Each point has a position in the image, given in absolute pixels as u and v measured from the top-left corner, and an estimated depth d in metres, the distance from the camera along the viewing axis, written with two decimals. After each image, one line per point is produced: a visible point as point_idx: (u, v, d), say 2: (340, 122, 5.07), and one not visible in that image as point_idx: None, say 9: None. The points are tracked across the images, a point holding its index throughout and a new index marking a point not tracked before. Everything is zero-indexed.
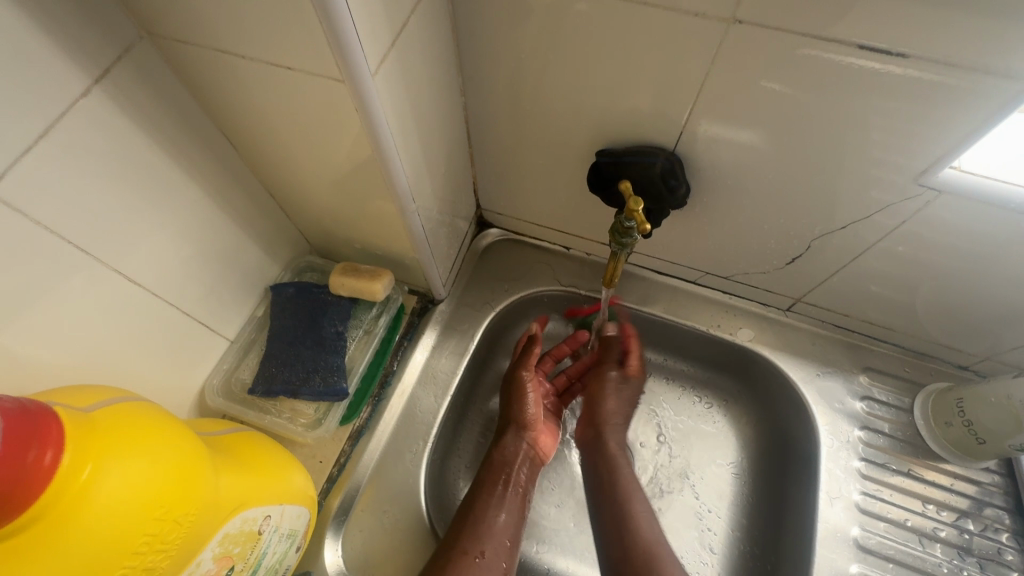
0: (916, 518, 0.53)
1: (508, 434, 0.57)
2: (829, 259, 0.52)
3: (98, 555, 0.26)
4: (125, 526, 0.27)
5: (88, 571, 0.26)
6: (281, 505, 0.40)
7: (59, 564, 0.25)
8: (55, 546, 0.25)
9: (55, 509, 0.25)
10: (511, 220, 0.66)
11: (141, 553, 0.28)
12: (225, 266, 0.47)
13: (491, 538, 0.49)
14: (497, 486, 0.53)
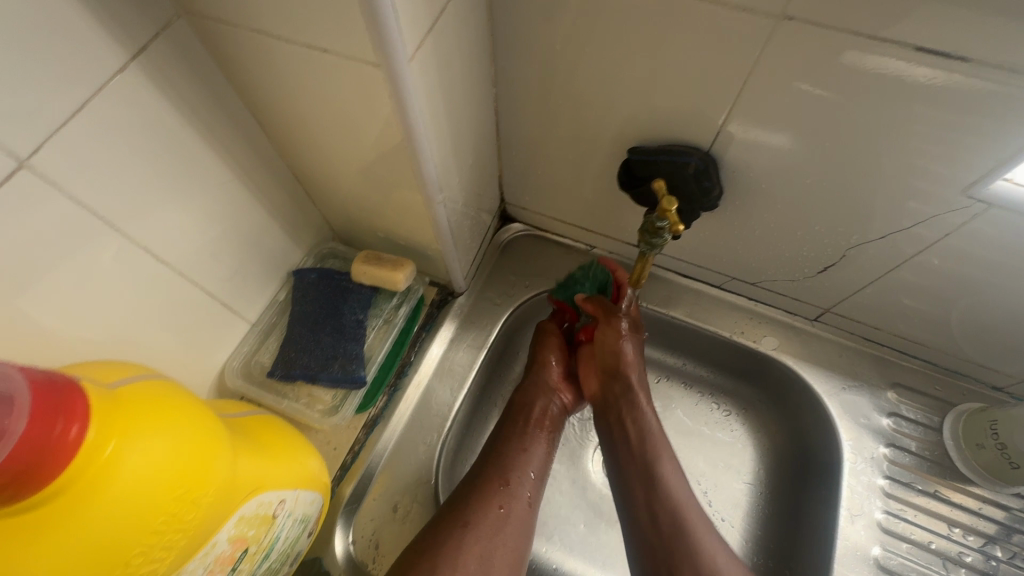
0: (940, 541, 0.51)
1: (535, 377, 0.58)
2: (863, 269, 0.50)
3: (119, 532, 0.26)
4: (147, 504, 0.27)
5: (109, 546, 0.26)
6: (296, 490, 0.40)
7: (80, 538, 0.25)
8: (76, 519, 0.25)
9: (77, 484, 0.24)
10: (535, 215, 0.65)
11: (161, 532, 0.28)
12: (249, 249, 0.47)
13: (518, 470, 0.51)
14: (525, 421, 0.55)
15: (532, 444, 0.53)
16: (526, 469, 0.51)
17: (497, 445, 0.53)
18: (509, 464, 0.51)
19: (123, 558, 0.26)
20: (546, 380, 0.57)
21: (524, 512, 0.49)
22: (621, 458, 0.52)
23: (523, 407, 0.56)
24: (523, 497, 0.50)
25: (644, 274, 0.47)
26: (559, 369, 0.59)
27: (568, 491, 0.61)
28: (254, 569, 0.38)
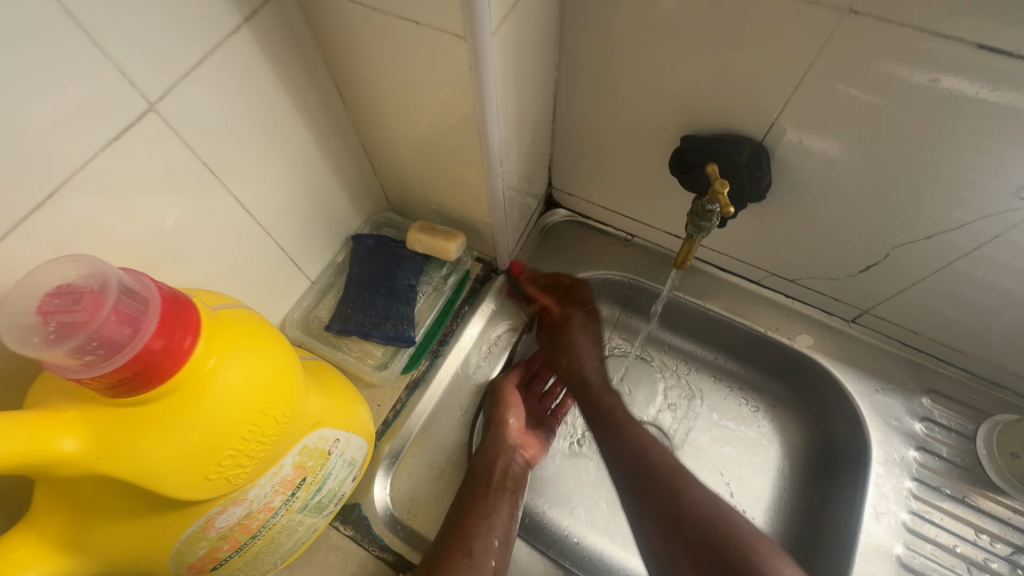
0: (965, 546, 0.51)
1: (493, 439, 0.56)
2: (905, 272, 0.50)
3: (215, 436, 0.29)
4: (238, 415, 0.29)
5: (205, 448, 0.28)
6: (348, 432, 0.43)
7: (183, 436, 0.27)
8: (182, 419, 0.27)
9: (185, 387, 0.27)
10: (580, 201, 0.67)
11: (246, 442, 0.30)
12: (317, 210, 0.50)
13: (481, 538, 0.48)
14: (489, 484, 0.52)
15: (494, 510, 0.51)
16: (492, 533, 0.49)
17: (457, 509, 0.50)
18: (468, 533, 0.48)
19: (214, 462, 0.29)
20: (506, 437, 0.56)
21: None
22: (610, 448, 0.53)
23: (484, 467, 0.53)
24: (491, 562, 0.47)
25: (690, 256, 0.48)
26: (518, 426, 0.57)
27: (577, 469, 0.63)
28: (308, 500, 0.41)
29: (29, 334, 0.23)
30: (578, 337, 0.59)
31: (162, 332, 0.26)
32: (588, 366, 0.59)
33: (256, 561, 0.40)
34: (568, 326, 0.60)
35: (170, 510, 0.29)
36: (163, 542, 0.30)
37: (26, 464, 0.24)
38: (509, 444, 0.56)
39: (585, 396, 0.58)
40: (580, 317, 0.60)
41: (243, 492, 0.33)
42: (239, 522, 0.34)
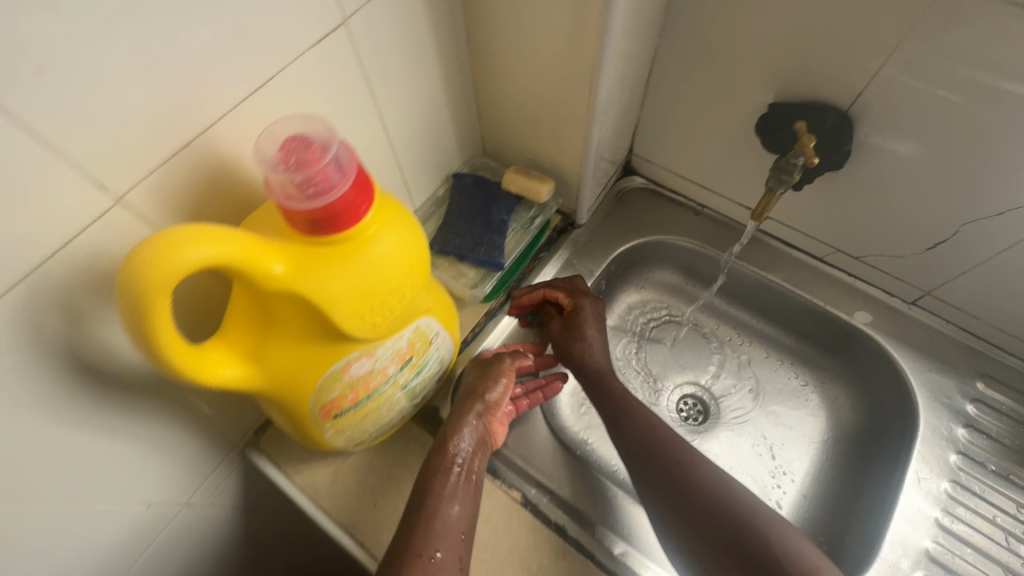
0: (1003, 518, 0.53)
1: (449, 431, 0.50)
2: (972, 252, 0.53)
3: (367, 286, 0.35)
4: (385, 273, 0.36)
5: (360, 294, 0.35)
6: (445, 330, 0.49)
7: (347, 279, 0.34)
8: (349, 264, 0.34)
9: (353, 240, 0.34)
10: (657, 169, 0.72)
11: (384, 299, 0.37)
12: (431, 143, 0.57)
13: (440, 535, 0.43)
14: (450, 474, 0.48)
15: (456, 500, 0.46)
16: (452, 527, 0.44)
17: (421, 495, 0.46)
18: (423, 531, 0.43)
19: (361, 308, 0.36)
20: (465, 427, 0.51)
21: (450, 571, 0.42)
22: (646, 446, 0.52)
23: (442, 457, 0.48)
24: (455, 557, 0.43)
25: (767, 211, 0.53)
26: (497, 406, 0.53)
27: None
28: (409, 381, 0.48)
29: (276, 163, 0.31)
30: (588, 323, 0.59)
31: (350, 191, 0.32)
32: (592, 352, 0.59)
33: (362, 423, 0.47)
34: (579, 315, 0.59)
35: (326, 341, 0.36)
36: (314, 370, 0.37)
37: (245, 273, 0.31)
38: (470, 435, 0.50)
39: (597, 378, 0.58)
40: (591, 305, 0.60)
41: (373, 346, 0.39)
42: (364, 376, 0.41)
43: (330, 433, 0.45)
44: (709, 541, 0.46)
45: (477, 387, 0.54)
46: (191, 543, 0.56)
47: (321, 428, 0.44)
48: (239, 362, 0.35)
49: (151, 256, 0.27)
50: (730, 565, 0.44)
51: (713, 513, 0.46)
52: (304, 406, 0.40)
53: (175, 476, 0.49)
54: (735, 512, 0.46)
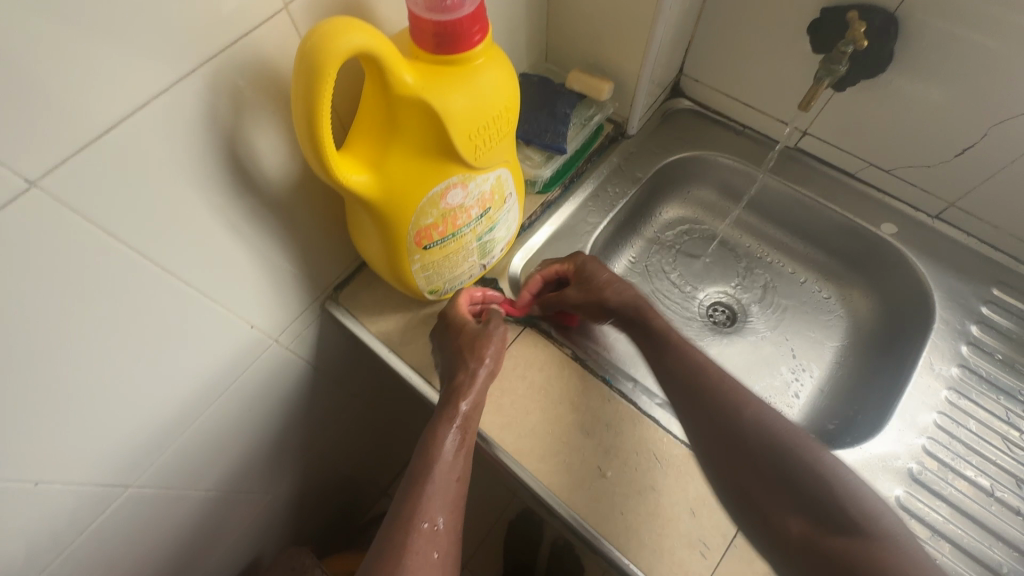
0: (1005, 399, 0.58)
1: (447, 403, 0.52)
2: (996, 156, 0.58)
3: (471, 113, 0.41)
4: (487, 103, 0.42)
5: (467, 118, 0.41)
6: (516, 194, 0.55)
7: (460, 100, 0.40)
8: (460, 87, 0.40)
9: (466, 66, 0.40)
10: (705, 90, 0.76)
11: (481, 130, 0.43)
12: (506, 33, 0.63)
13: (440, 504, 0.48)
14: (449, 445, 0.50)
15: (455, 468, 0.50)
16: (448, 497, 0.49)
17: (421, 470, 0.49)
18: (424, 503, 0.47)
19: (463, 134, 0.42)
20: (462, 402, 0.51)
21: (449, 533, 0.48)
22: (710, 412, 0.51)
23: (441, 430, 0.50)
24: (450, 524, 0.48)
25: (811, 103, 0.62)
26: (489, 375, 0.54)
27: None
28: (483, 233, 0.54)
29: None
30: (601, 270, 0.60)
31: (472, 15, 0.38)
32: (610, 294, 0.59)
33: (443, 265, 0.53)
34: (587, 271, 0.61)
35: (433, 161, 0.43)
36: (418, 189, 0.44)
37: (384, 74, 0.37)
38: (467, 407, 0.51)
39: (641, 316, 0.59)
40: (595, 263, 0.61)
41: (465, 178, 0.46)
42: (454, 209, 0.48)
43: (416, 269, 0.52)
44: (766, 488, 0.48)
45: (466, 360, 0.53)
46: (274, 382, 0.64)
47: (410, 258, 0.50)
48: (362, 167, 0.41)
49: (323, 34, 0.33)
50: (786, 505, 0.47)
51: (770, 459, 0.48)
52: (403, 228, 0.46)
53: (273, 306, 0.56)
54: (797, 459, 0.47)
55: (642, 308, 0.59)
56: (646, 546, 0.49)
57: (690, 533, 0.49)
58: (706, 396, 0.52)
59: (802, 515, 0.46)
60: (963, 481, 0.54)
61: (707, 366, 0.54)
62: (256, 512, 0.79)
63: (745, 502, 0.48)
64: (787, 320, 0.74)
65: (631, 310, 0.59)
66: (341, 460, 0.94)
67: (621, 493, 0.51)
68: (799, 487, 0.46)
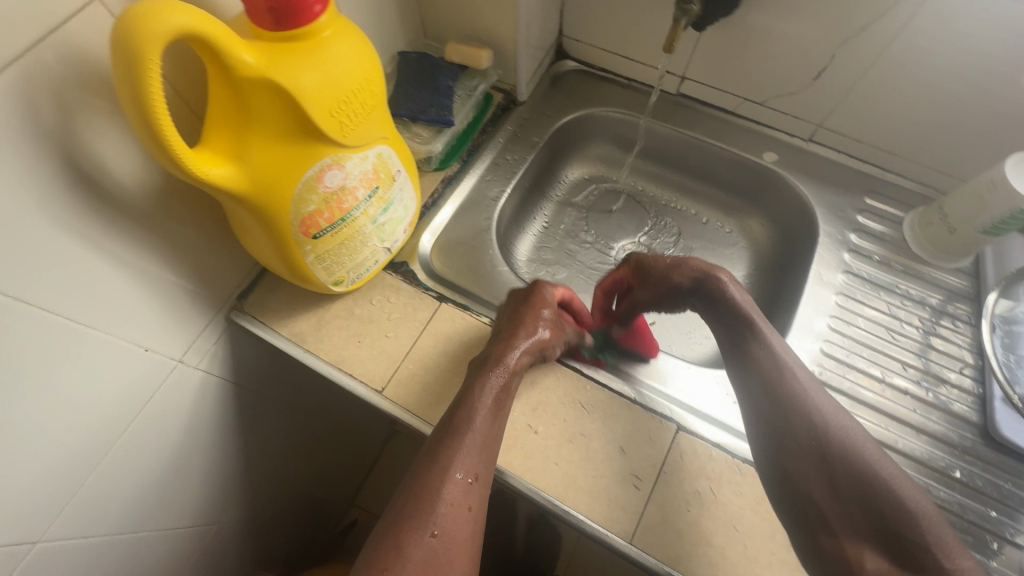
0: (886, 295, 0.63)
1: (495, 356, 0.51)
2: (847, 74, 0.62)
3: (327, 86, 0.40)
4: (342, 76, 0.41)
5: (322, 93, 0.40)
6: (406, 170, 0.55)
7: (311, 76, 0.39)
8: (309, 62, 0.39)
9: (308, 39, 0.39)
10: (587, 49, 0.78)
11: (342, 104, 0.42)
12: (374, 13, 0.61)
13: (472, 458, 0.46)
14: (488, 399, 0.49)
15: (489, 422, 0.48)
16: (482, 453, 0.47)
17: (456, 423, 0.47)
18: (461, 456, 0.46)
19: (324, 109, 0.40)
20: (508, 363, 0.51)
21: (476, 489, 0.46)
22: (798, 450, 0.49)
23: (480, 386, 0.49)
24: (480, 480, 0.46)
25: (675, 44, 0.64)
26: (542, 342, 0.54)
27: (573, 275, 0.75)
28: (377, 215, 0.53)
29: None
30: (653, 260, 0.62)
31: None
32: (676, 278, 0.60)
33: (339, 253, 0.52)
34: (642, 262, 0.62)
35: (299, 143, 0.41)
36: (290, 175, 0.42)
37: (220, 55, 0.35)
38: (514, 364, 0.51)
39: (715, 294, 0.57)
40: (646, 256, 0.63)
41: (340, 156, 0.45)
42: (336, 192, 0.46)
43: (312, 261, 0.50)
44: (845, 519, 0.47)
45: (518, 328, 0.53)
46: (193, 406, 0.61)
47: (301, 250, 0.49)
48: (223, 159, 0.39)
49: (136, 17, 0.31)
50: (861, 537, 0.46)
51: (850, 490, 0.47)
52: (285, 219, 0.45)
53: (167, 324, 0.53)
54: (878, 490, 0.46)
55: (711, 282, 0.58)
56: (585, 490, 0.51)
57: (622, 470, 0.52)
58: (786, 398, 0.51)
59: (872, 539, 0.46)
60: (859, 374, 0.59)
61: (787, 367, 0.52)
62: (208, 546, 0.75)
63: (810, 521, 0.48)
64: (698, 259, 0.78)
65: (703, 286, 0.58)
66: (294, 474, 0.91)
67: (553, 445, 0.53)
68: (880, 515, 0.46)
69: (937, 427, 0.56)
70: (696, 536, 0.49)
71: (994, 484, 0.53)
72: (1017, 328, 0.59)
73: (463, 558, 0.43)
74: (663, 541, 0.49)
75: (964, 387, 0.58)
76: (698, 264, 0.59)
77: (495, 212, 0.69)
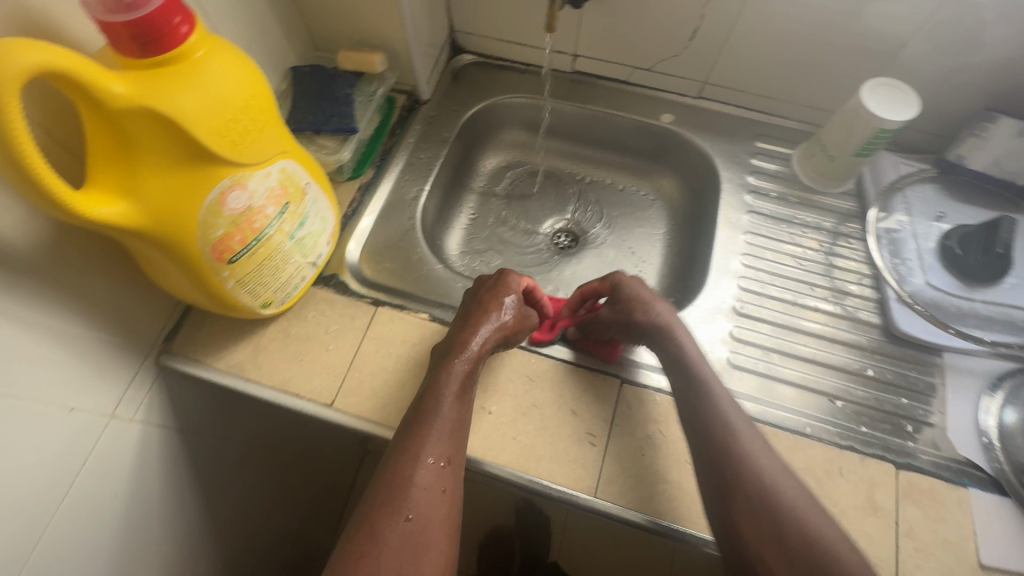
0: (788, 226, 0.69)
1: (457, 345, 0.53)
2: (718, 31, 0.67)
3: (210, 107, 0.40)
4: (225, 95, 0.40)
5: (206, 114, 0.39)
6: (315, 183, 0.55)
7: (191, 98, 0.38)
8: (187, 84, 0.38)
9: (182, 62, 0.38)
10: (480, 40, 0.80)
11: (231, 123, 0.41)
12: (258, 32, 0.61)
13: (443, 442, 0.48)
14: (449, 385, 0.50)
15: (456, 408, 0.50)
16: (450, 437, 0.48)
17: (423, 411, 0.49)
18: (430, 442, 0.47)
19: (212, 129, 0.40)
20: (471, 349, 0.52)
21: (451, 472, 0.47)
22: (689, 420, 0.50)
23: (444, 373, 0.51)
24: (454, 465, 0.48)
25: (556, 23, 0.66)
26: (499, 327, 0.55)
27: (507, 260, 0.77)
28: (294, 231, 0.53)
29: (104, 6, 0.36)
30: (632, 289, 0.58)
31: (165, 9, 0.37)
32: (639, 316, 0.56)
33: (261, 274, 0.51)
34: (619, 287, 0.59)
35: (192, 168, 0.41)
36: (190, 201, 0.42)
37: (87, 88, 0.34)
38: (475, 350, 0.52)
39: (659, 338, 0.55)
40: (627, 279, 0.59)
41: (240, 176, 0.44)
42: (245, 212, 0.46)
43: (234, 287, 0.50)
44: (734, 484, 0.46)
45: (480, 316, 0.55)
46: (139, 462, 0.58)
47: (220, 277, 0.48)
48: (113, 195, 0.38)
49: None
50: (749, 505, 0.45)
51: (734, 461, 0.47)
52: (195, 247, 0.44)
53: (94, 378, 0.50)
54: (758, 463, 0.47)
55: (665, 334, 0.55)
56: (545, 457, 0.53)
57: (577, 430, 0.54)
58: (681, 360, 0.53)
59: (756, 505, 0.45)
60: (774, 301, 0.64)
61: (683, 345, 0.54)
62: None
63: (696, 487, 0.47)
64: (622, 225, 0.81)
65: (660, 334, 0.55)
66: (266, 514, 0.88)
67: (509, 421, 0.54)
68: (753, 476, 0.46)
69: (848, 335, 0.62)
70: (653, 476, 0.52)
71: (901, 374, 0.59)
72: (898, 235, 0.66)
73: (438, 538, 0.45)
74: (625, 488, 0.51)
75: (865, 296, 0.64)
76: (667, 312, 0.56)
77: (418, 211, 0.70)
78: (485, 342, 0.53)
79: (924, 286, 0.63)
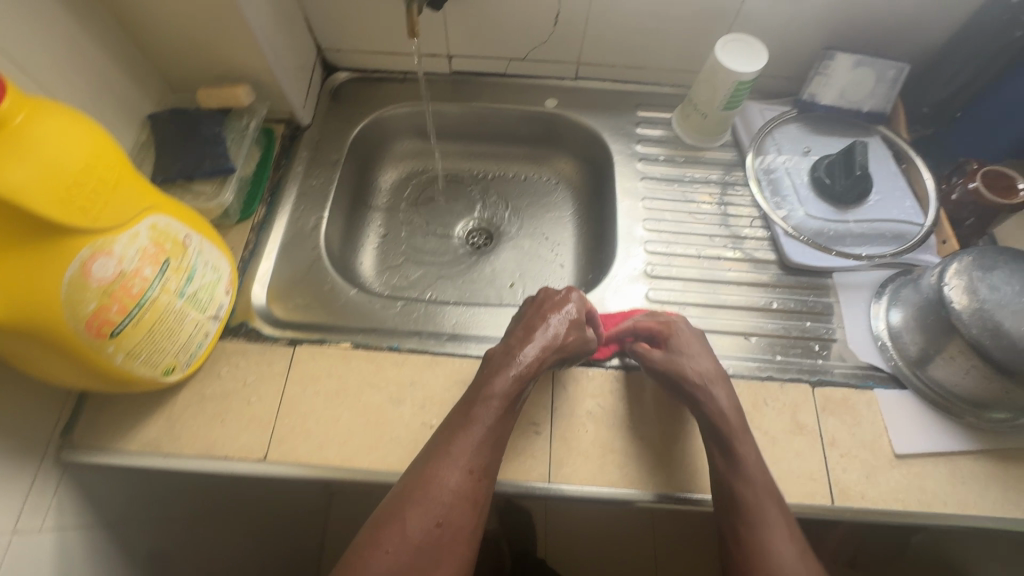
0: (680, 185, 0.73)
1: (511, 355, 0.53)
2: (577, 14, 0.70)
3: (43, 176, 0.36)
4: (59, 160, 0.37)
5: (42, 184, 0.36)
6: (197, 234, 0.52)
7: (17, 170, 0.35)
8: (10, 156, 0.35)
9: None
10: (351, 56, 0.78)
11: (76, 189, 0.38)
12: (101, 85, 0.56)
13: (479, 453, 0.47)
14: (494, 400, 0.50)
15: (495, 423, 0.49)
16: (489, 451, 0.48)
17: (466, 419, 0.49)
18: (469, 451, 0.47)
19: (54, 199, 0.37)
20: (522, 362, 0.52)
21: (483, 488, 0.47)
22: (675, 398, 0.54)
23: (490, 383, 0.51)
24: (485, 481, 0.47)
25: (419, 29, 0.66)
26: (554, 346, 0.54)
27: (425, 271, 0.76)
28: (183, 287, 0.49)
29: None
30: (689, 348, 0.56)
31: None
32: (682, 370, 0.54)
33: (154, 340, 0.48)
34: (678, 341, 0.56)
35: (40, 244, 0.37)
36: (45, 279, 0.38)
37: None
38: (525, 364, 0.52)
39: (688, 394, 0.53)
40: (692, 338, 0.57)
41: (102, 242, 0.41)
42: (119, 279, 0.42)
43: (124, 361, 0.46)
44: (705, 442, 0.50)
45: (535, 330, 0.54)
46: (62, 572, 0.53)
47: (104, 354, 0.44)
48: None
49: None
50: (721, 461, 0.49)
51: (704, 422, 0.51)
52: (65, 328, 0.40)
53: None
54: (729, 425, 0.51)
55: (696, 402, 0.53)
56: None
57: (520, 422, 0.54)
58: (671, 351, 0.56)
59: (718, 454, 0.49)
60: (681, 257, 0.67)
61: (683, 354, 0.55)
62: None
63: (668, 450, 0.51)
64: (532, 213, 0.83)
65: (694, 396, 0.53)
66: None
67: None
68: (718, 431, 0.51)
69: (751, 275, 0.66)
70: (600, 449, 0.53)
71: (800, 300, 0.64)
72: (776, 175, 0.71)
73: (458, 550, 0.45)
74: (577, 467, 0.52)
75: (759, 237, 0.69)
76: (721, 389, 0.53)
77: (321, 240, 0.68)
78: (536, 360, 0.53)
79: (805, 217, 0.68)
